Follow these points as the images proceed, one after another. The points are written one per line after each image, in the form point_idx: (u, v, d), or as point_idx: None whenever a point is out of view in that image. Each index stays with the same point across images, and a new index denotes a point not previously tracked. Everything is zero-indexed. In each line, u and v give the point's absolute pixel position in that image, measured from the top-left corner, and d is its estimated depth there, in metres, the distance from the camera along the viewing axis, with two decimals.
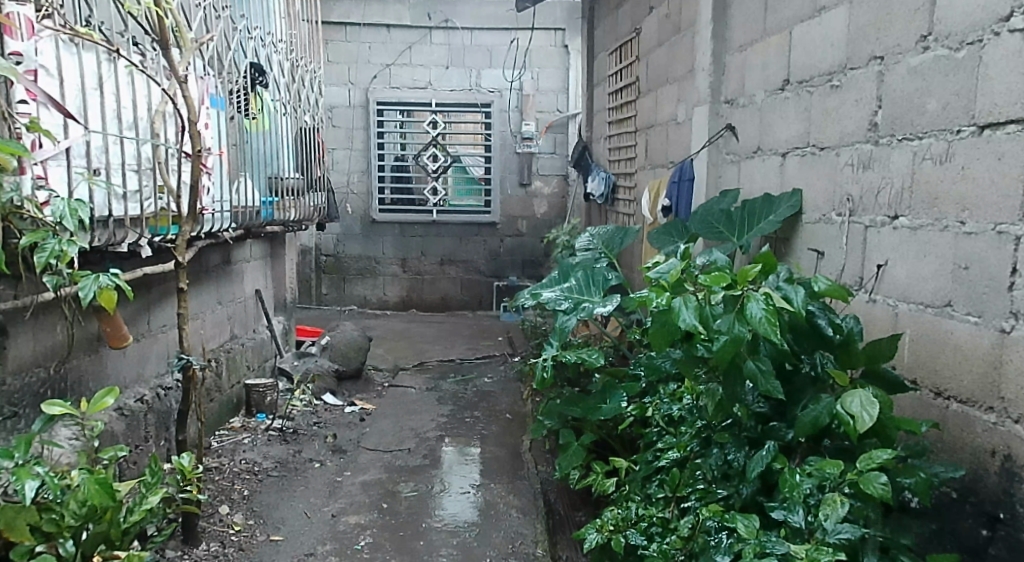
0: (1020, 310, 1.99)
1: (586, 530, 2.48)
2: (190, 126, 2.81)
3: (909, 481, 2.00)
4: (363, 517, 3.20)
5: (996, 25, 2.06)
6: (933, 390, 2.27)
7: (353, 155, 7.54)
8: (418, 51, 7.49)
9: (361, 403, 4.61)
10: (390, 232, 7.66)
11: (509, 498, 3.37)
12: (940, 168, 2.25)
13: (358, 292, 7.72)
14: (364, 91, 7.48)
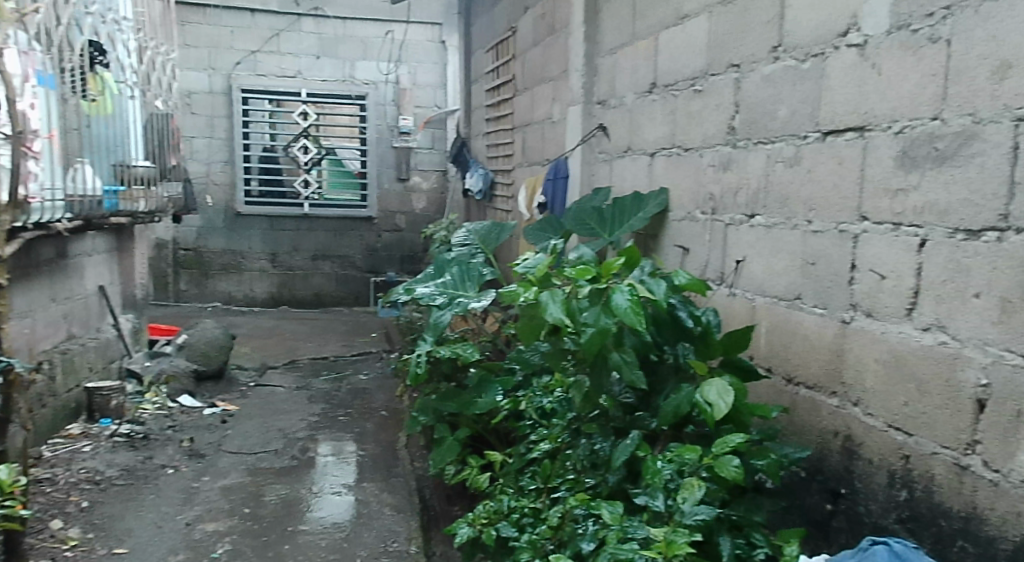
0: (858, 302, 2.15)
1: (457, 525, 2.50)
2: (10, 106, 2.62)
3: (761, 462, 2.13)
4: (222, 523, 3.09)
5: (836, 40, 2.22)
6: (785, 377, 2.43)
7: (213, 144, 7.25)
8: (286, 38, 7.28)
9: (223, 405, 4.45)
10: (258, 225, 7.41)
11: (383, 496, 3.34)
12: (790, 170, 2.40)
13: (221, 288, 7.43)
14: (227, 77, 7.20)
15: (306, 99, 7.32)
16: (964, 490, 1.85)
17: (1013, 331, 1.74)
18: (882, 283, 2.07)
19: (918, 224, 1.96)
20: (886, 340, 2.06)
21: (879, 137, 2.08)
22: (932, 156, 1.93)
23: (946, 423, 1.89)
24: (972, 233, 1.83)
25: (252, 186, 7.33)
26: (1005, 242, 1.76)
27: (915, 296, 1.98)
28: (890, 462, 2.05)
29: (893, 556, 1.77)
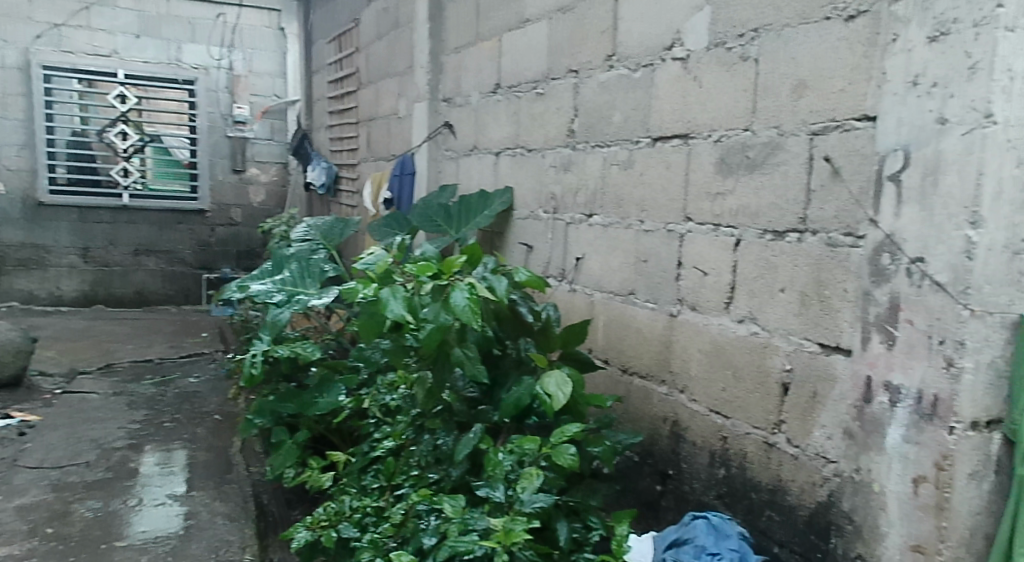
0: (684, 297, 2.31)
1: (295, 530, 2.46)
2: None
3: (597, 449, 2.25)
4: (19, 546, 2.87)
5: (663, 53, 2.36)
6: (620, 368, 2.58)
7: (7, 125, 6.40)
8: (97, 13, 6.59)
9: (22, 416, 4.11)
10: (66, 217, 6.66)
11: (214, 505, 3.22)
12: (624, 173, 2.54)
13: (20, 286, 6.61)
14: (23, 51, 6.38)
15: (123, 80, 6.68)
16: (771, 464, 2.03)
17: (810, 321, 1.93)
18: (704, 280, 2.24)
19: (734, 225, 2.14)
20: (708, 332, 2.22)
21: (701, 145, 2.24)
22: (745, 164, 2.10)
23: (757, 405, 2.07)
24: (778, 234, 2.01)
25: (57, 173, 6.57)
26: (803, 243, 1.95)
27: (731, 291, 2.15)
28: (710, 444, 2.22)
29: (710, 528, 2.00)
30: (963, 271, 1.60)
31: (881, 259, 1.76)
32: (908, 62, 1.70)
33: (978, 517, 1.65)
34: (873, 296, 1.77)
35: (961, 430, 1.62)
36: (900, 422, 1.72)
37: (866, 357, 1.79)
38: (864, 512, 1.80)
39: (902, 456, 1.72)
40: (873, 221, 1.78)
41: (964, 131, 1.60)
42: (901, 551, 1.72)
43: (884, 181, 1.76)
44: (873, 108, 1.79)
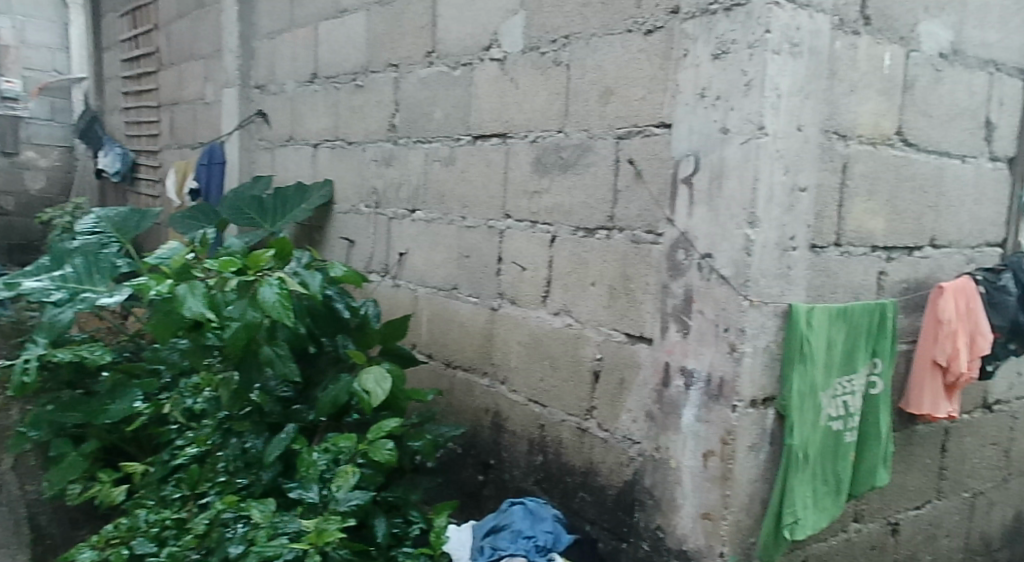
0: (504, 291, 2.39)
1: (78, 550, 2.26)
2: None
3: (417, 444, 2.29)
4: None
5: (481, 53, 2.43)
6: (444, 361, 2.63)
7: None
8: None
9: None
10: None
11: None
12: (445, 169, 2.58)
13: None
14: None
15: None
16: (584, 448, 2.16)
17: (617, 313, 2.07)
18: (523, 274, 2.32)
19: (549, 222, 2.24)
20: (527, 325, 2.31)
21: (518, 144, 2.32)
22: (558, 164, 2.21)
23: (571, 393, 2.19)
24: (589, 231, 2.13)
25: None
26: (611, 239, 2.08)
27: (548, 285, 2.25)
28: (529, 432, 2.32)
29: (527, 513, 2.07)
30: (743, 266, 1.79)
31: (677, 255, 1.91)
32: (696, 76, 1.86)
33: (755, 482, 1.86)
34: (670, 289, 1.93)
35: (742, 408, 1.81)
36: (693, 403, 1.89)
37: (665, 345, 1.94)
38: (663, 486, 1.95)
39: (695, 434, 1.88)
40: (669, 220, 1.93)
41: (741, 141, 1.78)
42: (693, 519, 1.89)
43: (678, 184, 1.91)
44: (669, 116, 1.93)
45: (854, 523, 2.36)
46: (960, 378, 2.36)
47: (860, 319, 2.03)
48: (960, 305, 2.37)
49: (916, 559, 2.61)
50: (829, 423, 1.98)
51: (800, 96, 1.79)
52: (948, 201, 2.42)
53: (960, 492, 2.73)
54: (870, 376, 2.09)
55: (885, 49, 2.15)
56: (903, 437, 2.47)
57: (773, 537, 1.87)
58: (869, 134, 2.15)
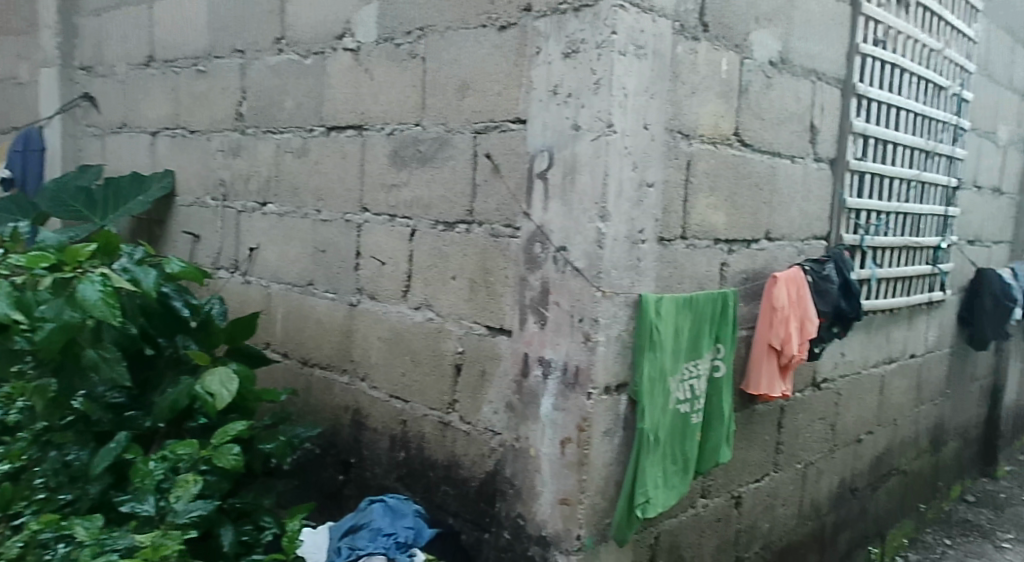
0: (363, 286, 2.35)
1: None
2: None
3: (270, 446, 2.20)
4: None
5: (334, 42, 2.37)
6: (301, 360, 2.55)
7: None
8: None
9: None
10: None
11: None
12: (298, 161, 2.50)
13: None
14: None
15: None
16: (446, 441, 2.16)
17: (479, 306, 2.08)
18: (382, 269, 2.29)
19: (409, 216, 2.22)
20: (387, 320, 2.29)
21: (375, 137, 2.29)
22: (417, 157, 2.19)
23: (433, 387, 2.19)
24: (449, 225, 2.13)
25: None
26: (471, 233, 2.09)
27: (408, 280, 2.23)
28: (390, 428, 2.29)
29: (387, 510, 2.05)
30: (595, 258, 1.84)
31: (534, 248, 1.94)
32: (549, 73, 1.90)
33: (609, 466, 1.93)
34: (527, 281, 1.96)
35: (597, 395, 1.87)
36: (550, 393, 1.92)
37: (524, 336, 1.97)
38: (523, 475, 1.98)
39: (553, 423, 1.92)
40: (526, 214, 1.96)
41: (592, 137, 1.82)
42: (551, 506, 1.92)
43: (533, 178, 1.94)
44: (524, 112, 1.95)
45: (701, 498, 2.54)
46: (792, 359, 2.56)
47: (704, 308, 2.24)
48: (791, 292, 2.59)
49: (756, 529, 2.83)
50: (677, 406, 2.16)
51: (646, 96, 1.87)
52: (779, 199, 2.71)
53: (793, 463, 2.99)
54: (713, 360, 2.31)
55: (723, 55, 2.34)
56: (744, 416, 2.69)
57: (627, 516, 1.94)
58: (710, 134, 2.34)
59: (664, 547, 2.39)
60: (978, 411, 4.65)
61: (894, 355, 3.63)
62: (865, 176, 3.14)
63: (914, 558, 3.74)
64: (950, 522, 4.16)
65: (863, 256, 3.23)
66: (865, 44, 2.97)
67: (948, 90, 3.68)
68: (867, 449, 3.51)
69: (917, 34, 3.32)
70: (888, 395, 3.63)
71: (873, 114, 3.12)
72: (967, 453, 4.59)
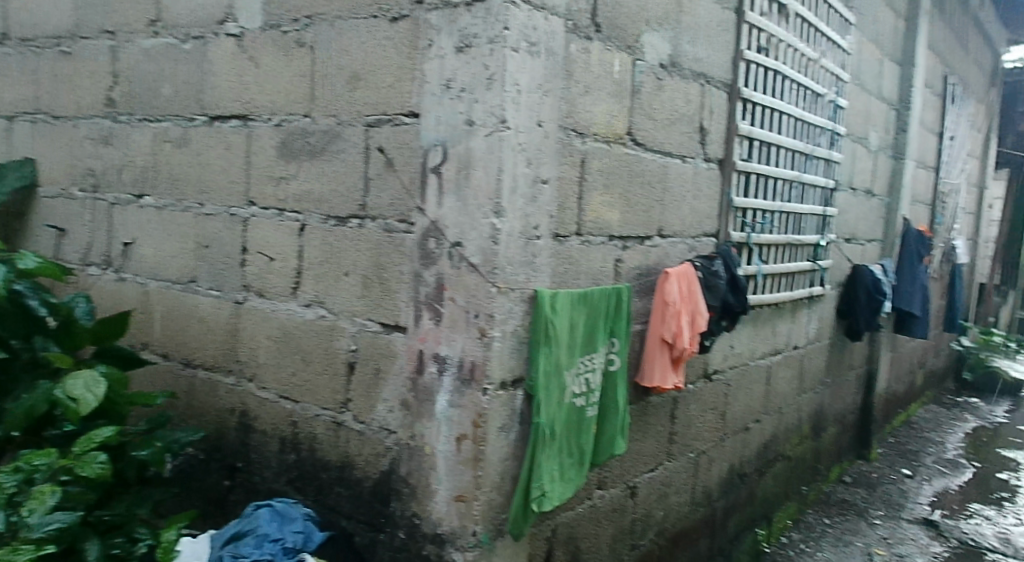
0: (250, 282, 2.27)
1: None
2: None
3: (144, 452, 2.12)
4: None
5: (215, 27, 2.28)
6: (182, 361, 2.44)
7: None
8: None
9: None
10: None
11: None
12: (178, 151, 2.39)
13: None
14: None
15: None
16: (340, 442, 2.11)
17: (372, 303, 2.04)
18: (271, 265, 2.22)
19: (298, 210, 2.16)
20: (276, 318, 2.22)
21: (261, 128, 2.21)
22: (306, 149, 2.13)
23: (325, 387, 2.14)
24: (341, 220, 2.08)
25: None
26: (364, 228, 2.05)
27: (298, 276, 2.17)
28: (280, 430, 2.22)
29: (274, 514, 2.00)
30: (490, 254, 1.83)
31: (428, 244, 1.91)
32: (441, 67, 1.87)
33: (505, 461, 1.93)
34: (422, 277, 1.93)
35: (493, 391, 1.86)
36: (446, 389, 1.90)
37: (419, 333, 1.95)
38: (418, 474, 1.95)
39: (449, 420, 1.90)
40: (420, 209, 1.93)
41: (486, 133, 1.82)
42: (447, 503, 1.90)
43: (427, 173, 1.91)
44: (417, 106, 1.93)
45: (598, 489, 2.59)
46: (684, 352, 2.63)
47: (599, 303, 2.27)
48: (683, 288, 2.66)
49: (650, 518, 2.90)
50: (573, 399, 2.19)
51: (539, 93, 1.88)
52: (671, 196, 2.78)
53: (685, 453, 3.08)
54: (608, 354, 2.35)
55: (615, 55, 2.38)
56: (638, 408, 2.75)
57: (522, 511, 1.95)
58: (604, 132, 2.38)
59: (561, 540, 2.41)
60: (854, 397, 4.92)
61: (779, 346, 3.80)
62: (750, 176, 3.27)
63: (797, 538, 3.92)
64: (829, 503, 4.38)
65: (750, 253, 3.36)
66: (749, 50, 3.09)
67: (825, 96, 3.87)
68: (755, 437, 3.66)
69: (796, 42, 3.48)
70: (773, 384, 3.79)
71: (757, 117, 3.25)
72: (845, 438, 4.85)
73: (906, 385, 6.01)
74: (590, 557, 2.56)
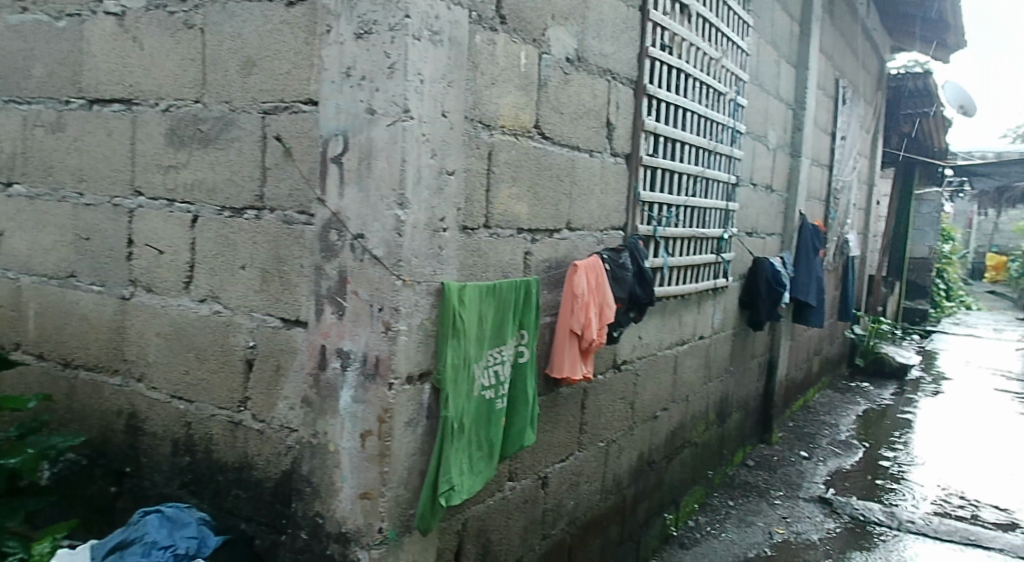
0: (137, 277, 2.17)
1: None
2: None
3: (15, 460, 1.99)
4: None
5: (93, 5, 2.17)
6: (61, 361, 2.32)
7: None
8: None
9: None
10: None
11: None
12: (53, 137, 2.27)
13: None
14: None
15: None
16: (238, 442, 2.04)
17: (271, 297, 1.98)
18: (160, 258, 2.13)
19: (190, 201, 2.07)
20: (166, 314, 2.13)
21: (146, 113, 2.11)
22: (197, 137, 2.05)
23: (221, 385, 2.06)
24: (236, 211, 2.01)
25: None
26: (261, 220, 1.98)
27: (191, 270, 2.08)
28: (173, 432, 2.13)
29: (163, 521, 1.91)
30: (394, 246, 1.80)
31: (330, 236, 1.87)
32: (340, 54, 1.82)
33: (413, 456, 1.91)
34: (324, 270, 1.88)
35: (399, 385, 1.84)
36: (349, 384, 1.86)
37: (321, 328, 1.89)
38: (321, 472, 1.90)
39: (353, 416, 1.86)
40: (320, 200, 1.88)
41: (388, 123, 1.78)
42: (352, 501, 1.86)
43: (327, 163, 1.86)
44: (316, 93, 1.87)
45: (508, 481, 2.59)
46: (593, 343, 2.66)
47: (508, 295, 2.27)
48: (591, 280, 2.68)
49: (561, 507, 2.93)
50: (482, 392, 2.18)
51: (443, 83, 1.86)
52: (579, 190, 2.80)
53: (595, 442, 3.12)
54: (517, 346, 2.35)
55: (521, 48, 2.37)
56: (548, 399, 2.76)
57: (430, 505, 1.92)
58: (511, 125, 2.37)
59: (471, 533, 2.40)
60: (756, 384, 5.09)
61: (685, 336, 3.89)
62: (656, 171, 3.33)
63: (702, 521, 4.03)
64: (733, 486, 4.53)
65: (657, 246, 3.43)
66: (654, 48, 3.14)
67: (726, 94, 3.98)
68: (662, 425, 3.74)
69: (699, 41, 3.56)
70: (680, 373, 3.88)
71: (662, 114, 3.31)
72: (748, 423, 5.01)
73: (803, 372, 6.26)
74: (500, 549, 2.56)
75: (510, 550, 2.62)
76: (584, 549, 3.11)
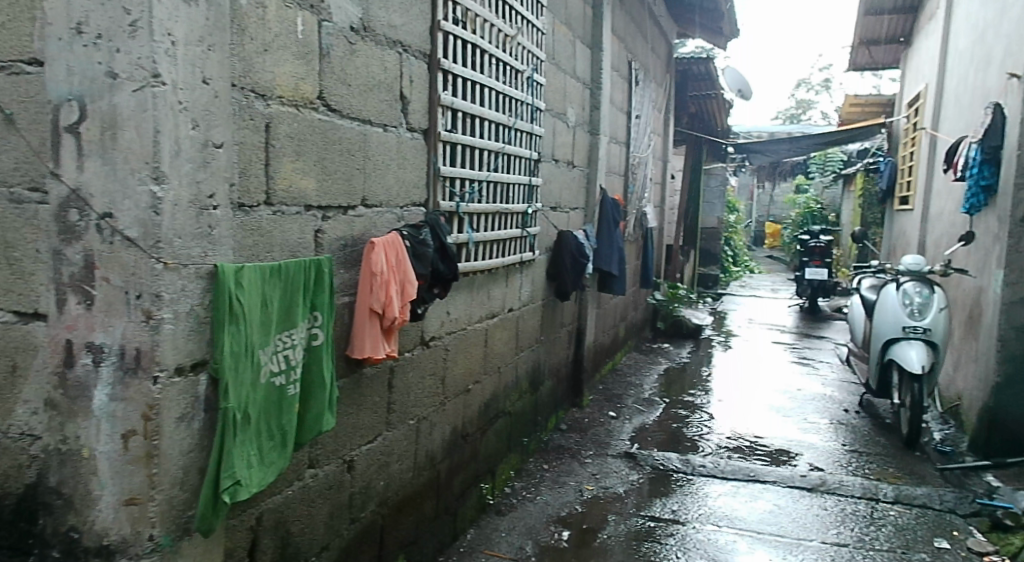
0: None
1: None
2: None
3: None
4: None
5: None
6: None
7: None
8: None
9: None
10: None
11: None
12: None
13: None
14: None
15: None
16: None
17: None
18: None
19: None
20: None
21: None
22: None
23: None
24: None
25: None
26: None
27: None
28: None
29: None
30: (151, 226, 1.63)
31: (69, 217, 1.67)
32: (68, 9, 1.62)
33: (188, 454, 1.76)
34: (64, 255, 1.68)
35: (165, 378, 1.69)
36: (103, 382, 1.68)
37: (64, 321, 1.70)
38: (74, 481, 1.71)
39: (110, 415, 1.68)
40: (54, 175, 1.67)
41: (134, 89, 1.61)
42: (115, 508, 1.69)
43: (61, 133, 1.66)
44: (40, 53, 1.67)
45: (309, 468, 2.48)
46: (394, 321, 2.60)
47: (296, 276, 2.15)
48: (389, 257, 2.60)
49: (370, 490, 2.85)
50: (270, 379, 2.05)
51: (201, 46, 1.71)
52: (374, 165, 2.71)
53: (404, 420, 3.06)
54: (309, 329, 2.24)
55: (296, 14, 2.23)
56: (351, 382, 2.67)
57: (212, 503, 1.79)
58: (291, 96, 2.24)
59: (267, 527, 2.28)
60: (566, 352, 5.24)
61: (494, 309, 3.91)
62: (456, 146, 3.30)
63: (518, 487, 4.10)
64: (547, 450, 4.64)
65: (460, 222, 3.41)
66: (446, 22, 3.09)
67: (523, 72, 4.01)
68: (475, 397, 3.75)
69: (492, 18, 3.55)
70: (490, 346, 3.90)
71: (459, 89, 3.28)
72: (560, 389, 5.16)
73: (610, 337, 6.54)
74: (301, 540, 2.45)
75: (314, 540, 2.52)
76: (396, 528, 3.05)
